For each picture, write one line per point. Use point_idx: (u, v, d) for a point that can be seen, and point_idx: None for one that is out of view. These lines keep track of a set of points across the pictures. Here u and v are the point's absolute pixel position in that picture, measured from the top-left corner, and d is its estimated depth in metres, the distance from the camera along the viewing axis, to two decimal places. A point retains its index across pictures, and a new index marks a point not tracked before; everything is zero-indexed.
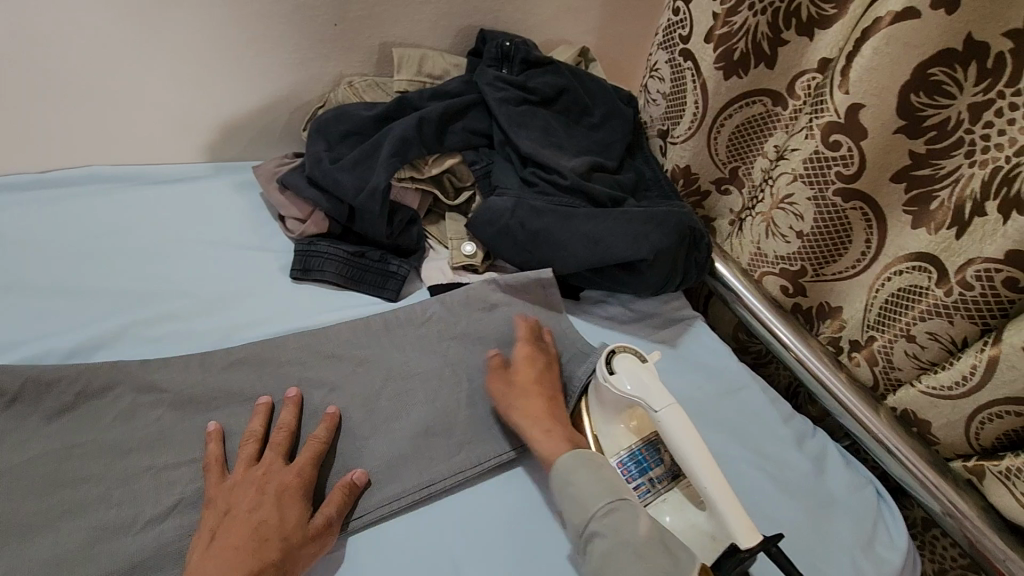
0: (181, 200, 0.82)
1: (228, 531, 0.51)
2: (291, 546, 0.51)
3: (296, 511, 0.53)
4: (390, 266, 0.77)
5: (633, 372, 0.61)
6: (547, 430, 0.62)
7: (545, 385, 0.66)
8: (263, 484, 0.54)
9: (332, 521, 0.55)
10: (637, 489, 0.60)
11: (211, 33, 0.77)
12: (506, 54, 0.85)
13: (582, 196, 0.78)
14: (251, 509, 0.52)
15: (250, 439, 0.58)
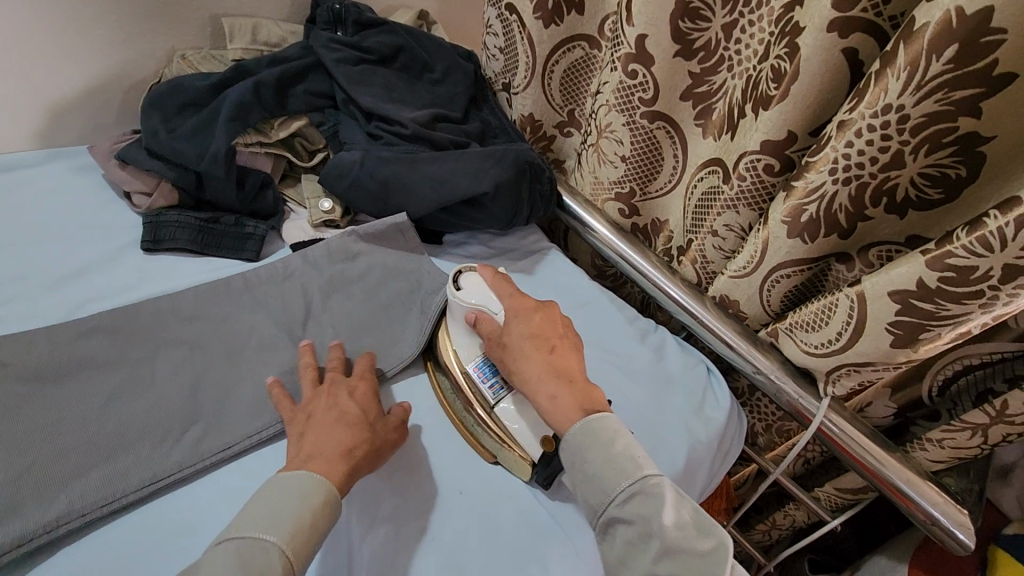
0: (12, 187, 0.78)
1: (315, 427, 0.59)
2: (375, 430, 0.61)
3: (369, 408, 0.63)
4: (246, 229, 0.80)
5: (475, 288, 0.72)
6: (551, 389, 0.63)
7: (551, 328, 0.68)
8: (332, 393, 0.63)
9: (401, 420, 0.65)
10: (490, 389, 0.68)
11: (19, 11, 0.74)
12: (338, 17, 0.88)
13: (425, 143, 0.84)
14: (328, 409, 0.61)
15: (309, 367, 0.66)
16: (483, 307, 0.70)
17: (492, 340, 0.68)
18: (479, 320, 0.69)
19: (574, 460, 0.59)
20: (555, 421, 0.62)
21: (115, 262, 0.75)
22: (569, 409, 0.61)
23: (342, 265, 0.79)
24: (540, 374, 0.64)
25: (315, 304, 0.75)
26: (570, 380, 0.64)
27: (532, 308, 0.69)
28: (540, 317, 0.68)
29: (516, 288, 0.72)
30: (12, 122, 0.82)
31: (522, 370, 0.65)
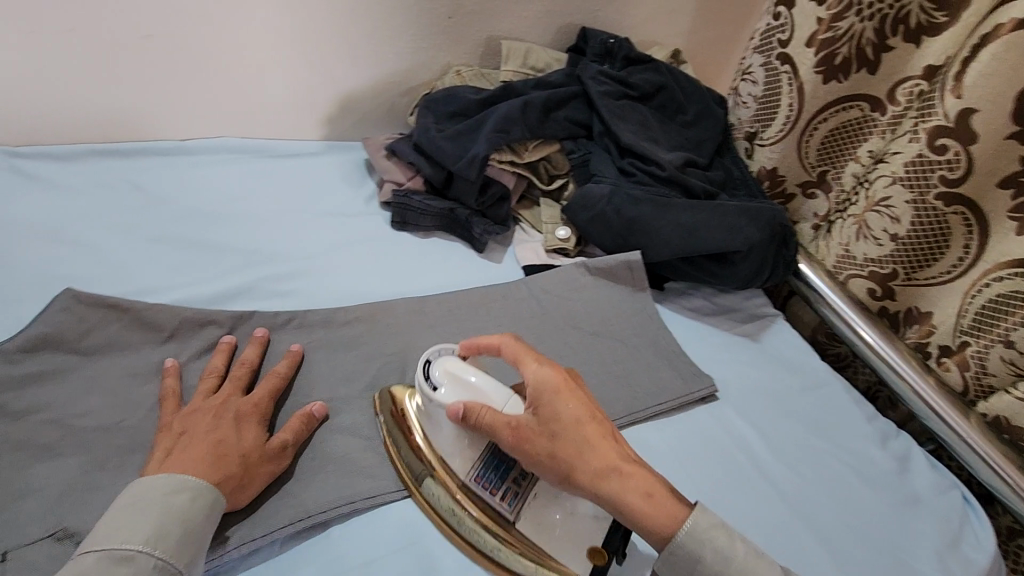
0: (300, 172, 0.87)
1: (183, 447, 0.51)
2: (252, 463, 0.52)
3: (253, 432, 0.54)
4: (473, 231, 0.83)
5: (464, 384, 0.55)
6: (643, 485, 0.50)
7: (591, 411, 0.53)
8: (221, 410, 0.54)
9: (288, 446, 0.55)
10: (505, 501, 0.54)
11: (343, 20, 0.82)
12: (609, 51, 0.89)
13: (678, 187, 0.82)
14: (206, 429, 0.52)
15: (211, 373, 0.58)
16: (486, 399, 0.54)
17: (529, 435, 0.52)
18: (490, 417, 0.53)
19: (665, 544, 0.50)
20: (648, 535, 0.50)
21: (375, 255, 0.80)
22: (647, 485, 0.51)
23: (570, 298, 0.80)
24: (608, 464, 0.51)
25: (546, 333, 0.76)
26: (635, 460, 0.53)
27: (564, 390, 0.53)
28: (574, 401, 0.53)
29: (538, 354, 0.56)
30: (308, 110, 0.89)
31: (602, 480, 0.51)
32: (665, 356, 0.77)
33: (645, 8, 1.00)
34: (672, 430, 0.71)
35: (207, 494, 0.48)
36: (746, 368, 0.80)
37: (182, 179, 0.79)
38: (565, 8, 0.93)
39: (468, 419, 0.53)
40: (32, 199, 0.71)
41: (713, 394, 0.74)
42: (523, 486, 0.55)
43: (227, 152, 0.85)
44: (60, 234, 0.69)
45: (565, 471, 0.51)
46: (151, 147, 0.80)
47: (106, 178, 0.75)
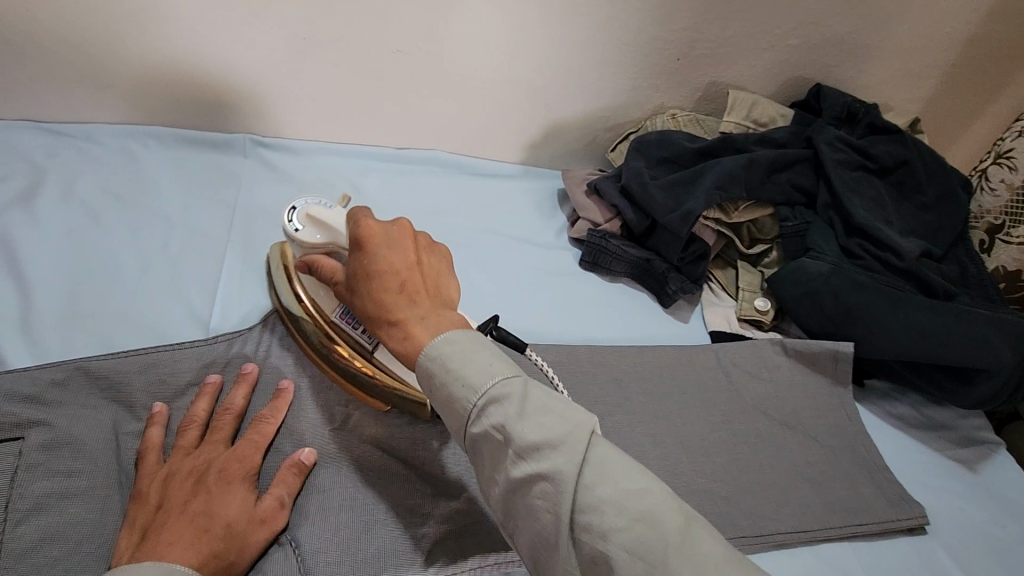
0: (494, 195, 0.87)
1: (163, 524, 0.44)
2: (239, 533, 0.45)
3: (241, 495, 0.47)
4: (667, 284, 0.78)
5: (319, 224, 0.54)
6: (402, 327, 0.46)
7: (409, 263, 0.48)
8: (201, 473, 0.47)
9: (283, 501, 0.49)
10: (365, 335, 0.56)
11: (576, 52, 0.79)
12: (851, 115, 0.81)
13: (911, 280, 0.73)
14: (186, 501, 0.45)
15: (230, 416, 0.53)
16: (332, 235, 0.54)
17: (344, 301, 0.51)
18: (318, 267, 0.54)
19: (439, 382, 0.44)
20: (400, 360, 0.47)
21: (563, 292, 0.78)
22: (433, 323, 0.46)
23: (761, 378, 0.73)
24: (380, 310, 0.47)
25: (732, 412, 0.70)
26: (439, 306, 0.48)
27: (369, 241, 0.48)
28: (377, 251, 0.48)
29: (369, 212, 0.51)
30: (514, 134, 0.88)
31: (388, 328, 0.47)
32: (865, 468, 0.68)
33: (887, 70, 0.90)
34: (871, 559, 0.62)
35: None
36: (957, 501, 0.69)
37: (392, 186, 0.83)
38: (799, 61, 0.86)
39: (315, 275, 0.54)
40: (271, 190, 0.76)
41: (922, 526, 0.64)
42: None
43: (433, 165, 0.87)
44: (288, 225, 0.73)
45: (368, 315, 0.48)
46: (371, 151, 0.84)
47: (331, 176, 0.80)
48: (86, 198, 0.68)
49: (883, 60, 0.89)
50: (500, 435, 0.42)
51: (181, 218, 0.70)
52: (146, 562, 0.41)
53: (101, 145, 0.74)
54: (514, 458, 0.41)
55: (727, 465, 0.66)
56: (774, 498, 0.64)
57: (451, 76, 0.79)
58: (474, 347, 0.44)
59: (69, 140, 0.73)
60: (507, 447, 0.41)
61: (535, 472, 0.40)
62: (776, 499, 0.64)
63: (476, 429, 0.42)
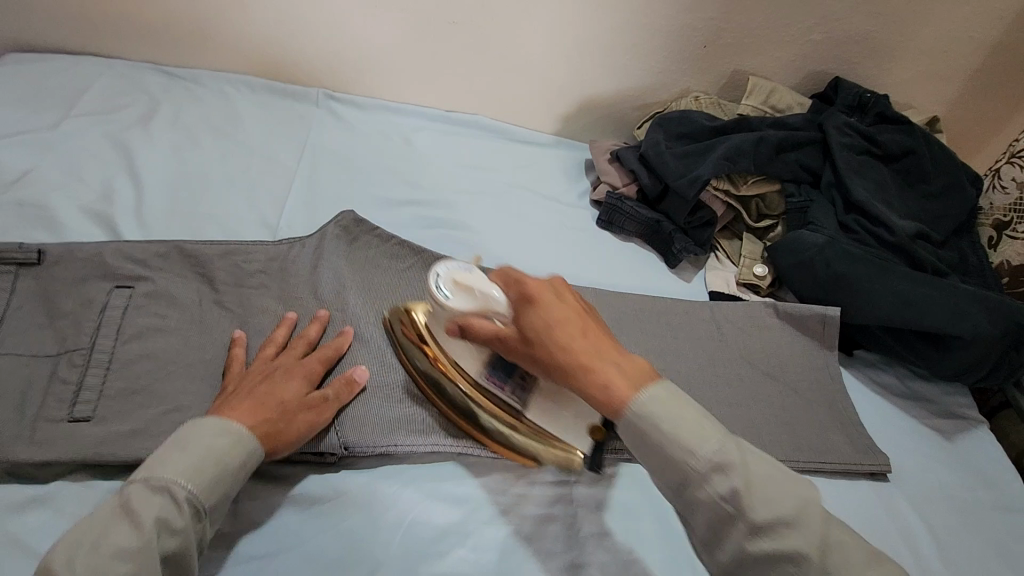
0: (528, 158, 0.97)
1: (234, 393, 0.55)
2: (287, 410, 0.55)
3: (296, 385, 0.57)
4: (673, 244, 0.87)
5: (469, 290, 0.57)
6: (604, 377, 0.50)
7: (586, 321, 0.53)
8: (272, 367, 0.59)
9: (329, 400, 0.58)
10: (513, 393, 0.60)
11: (611, 34, 0.89)
12: (863, 104, 0.87)
13: (902, 256, 0.78)
14: (256, 379, 0.56)
15: (303, 340, 0.62)
16: (485, 300, 0.56)
17: (514, 347, 0.56)
18: (472, 325, 0.57)
19: (651, 439, 0.48)
20: (601, 407, 0.50)
21: (576, 242, 0.88)
22: (626, 372, 0.50)
23: (751, 333, 0.80)
24: (565, 358, 0.52)
25: (718, 358, 0.78)
26: (650, 371, 0.51)
27: (538, 297, 0.54)
28: (548, 302, 0.54)
29: (522, 271, 0.56)
30: (551, 107, 0.98)
31: (582, 374, 0.51)
32: (838, 419, 0.74)
33: (910, 69, 0.95)
34: (831, 493, 0.69)
35: (249, 435, 0.51)
36: (925, 461, 0.74)
37: (439, 141, 0.94)
38: (822, 55, 0.93)
39: (464, 331, 0.58)
40: (336, 134, 0.89)
41: (882, 473, 0.70)
42: (527, 381, 0.59)
43: (476, 128, 0.98)
44: (347, 163, 0.86)
45: (571, 371, 0.51)
46: (425, 113, 0.96)
47: (388, 130, 0.93)
48: (191, 125, 0.83)
49: (906, 58, 0.94)
50: (728, 507, 0.45)
51: (263, 148, 0.84)
52: (217, 417, 0.52)
53: (205, 87, 0.89)
54: (748, 533, 0.45)
55: (707, 400, 0.73)
56: (745, 431, 0.71)
57: (499, 48, 0.90)
58: (677, 403, 0.48)
59: (179, 81, 0.89)
60: (735, 517, 0.45)
61: (715, 486, 0.46)
62: (748, 433, 0.71)
63: (702, 497, 0.46)
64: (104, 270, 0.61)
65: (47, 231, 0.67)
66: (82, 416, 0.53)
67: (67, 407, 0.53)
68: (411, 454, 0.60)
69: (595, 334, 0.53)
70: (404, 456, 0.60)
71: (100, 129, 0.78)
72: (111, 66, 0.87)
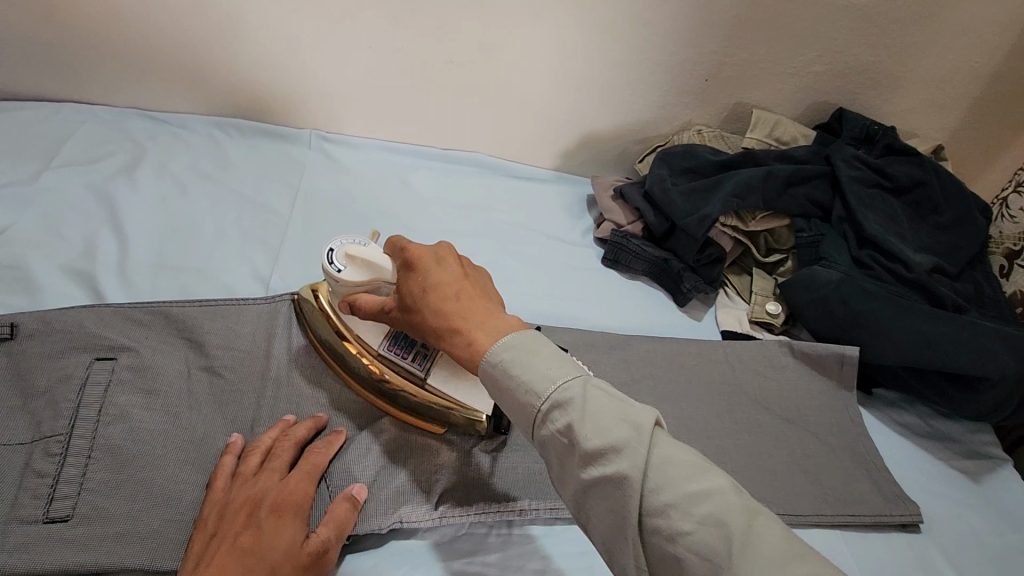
0: (529, 196, 0.95)
1: (215, 555, 0.46)
2: (284, 575, 0.47)
3: (288, 531, 0.48)
4: (682, 283, 0.84)
5: (363, 263, 0.58)
6: (466, 337, 0.51)
7: (454, 279, 0.54)
8: (254, 504, 0.50)
9: (328, 545, 0.49)
10: (415, 361, 0.58)
11: (610, 70, 0.87)
12: (870, 136, 0.86)
13: (920, 293, 0.76)
14: (237, 533, 0.47)
15: (291, 448, 0.54)
16: (376, 271, 0.58)
17: (395, 316, 0.56)
18: (368, 303, 0.58)
19: None
20: (466, 364, 0.51)
21: (582, 284, 0.85)
22: (490, 329, 0.51)
23: (767, 376, 0.77)
24: (442, 319, 0.52)
25: (736, 403, 0.74)
26: (492, 310, 0.53)
27: (421, 264, 0.55)
28: (428, 272, 0.54)
29: (408, 241, 0.57)
30: (550, 142, 0.96)
31: (450, 335, 0.52)
32: (863, 465, 0.71)
33: (912, 98, 0.94)
34: (860, 548, 0.65)
35: None
36: (956, 508, 0.70)
37: (436, 180, 0.92)
38: (824, 85, 0.91)
39: (362, 310, 0.58)
40: (331, 178, 0.86)
41: (914, 524, 0.67)
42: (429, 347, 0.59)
43: (474, 167, 0.96)
44: (342, 208, 0.83)
45: (434, 327, 0.53)
46: (421, 151, 0.94)
47: (384, 171, 0.90)
48: (178, 174, 0.80)
49: (908, 87, 0.93)
50: None
51: (253, 195, 0.81)
52: None
53: (193, 131, 0.87)
54: None
55: (725, 449, 0.70)
56: (769, 482, 0.68)
57: (496, 85, 0.88)
58: None
59: (167, 126, 0.86)
60: None
61: None
62: (771, 484, 0.68)
63: None
64: (84, 342, 0.56)
65: (24, 297, 0.63)
66: (59, 516, 0.48)
67: (42, 506, 0.48)
68: (421, 528, 0.56)
69: (472, 299, 0.53)
70: (413, 530, 0.56)
71: (82, 181, 0.75)
72: (95, 113, 0.85)
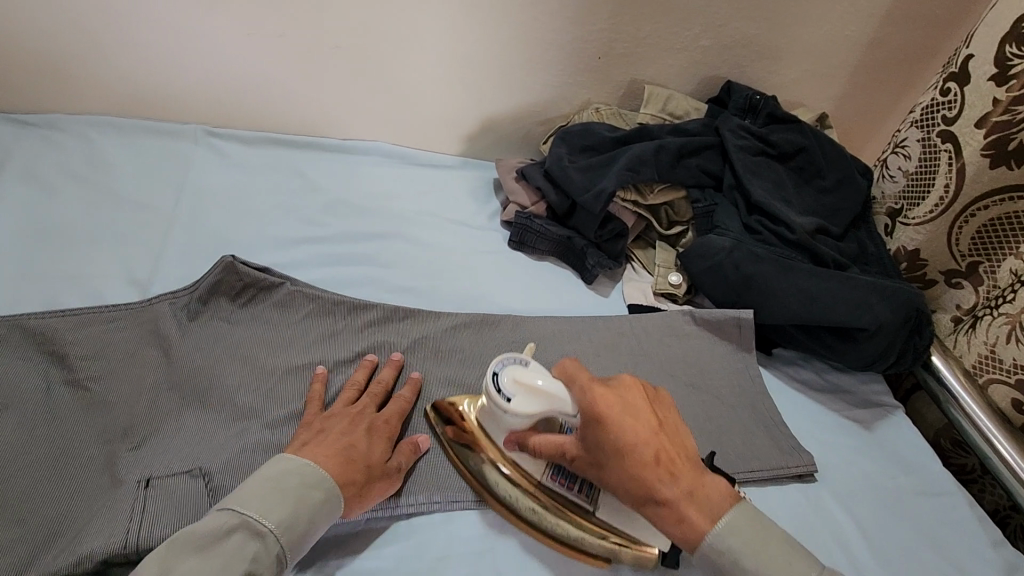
0: (434, 182, 0.93)
1: (321, 438, 0.56)
2: (373, 476, 0.55)
3: (378, 449, 0.57)
4: (587, 260, 0.85)
5: (533, 392, 0.57)
6: (680, 513, 0.52)
7: (648, 421, 0.55)
8: (355, 419, 0.59)
9: (400, 469, 0.58)
10: (580, 492, 0.59)
11: (503, 51, 0.87)
12: (754, 106, 0.88)
13: (805, 253, 0.79)
14: (344, 431, 0.57)
15: (354, 385, 0.63)
16: (550, 401, 0.57)
17: (581, 464, 0.56)
18: (542, 443, 0.59)
19: None
20: (682, 543, 0.53)
21: (488, 268, 0.84)
22: (705, 503, 0.53)
23: (670, 345, 0.79)
24: (667, 494, 0.52)
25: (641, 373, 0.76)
26: (695, 471, 0.54)
27: (608, 415, 0.54)
28: (624, 425, 0.54)
29: (588, 375, 0.56)
30: (453, 128, 0.95)
31: (653, 506, 0.53)
32: (762, 422, 0.74)
33: (796, 69, 0.98)
34: (760, 501, 0.68)
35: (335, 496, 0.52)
36: (850, 455, 0.74)
37: (334, 171, 0.89)
38: (712, 60, 0.94)
39: (538, 453, 0.59)
40: (219, 174, 0.82)
41: (809, 473, 0.70)
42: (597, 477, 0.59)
43: (376, 156, 0.93)
44: (232, 204, 0.79)
45: (630, 492, 0.54)
46: (318, 142, 0.91)
47: (278, 164, 0.87)
48: (45, 179, 0.75)
49: (791, 59, 0.97)
50: None
51: (131, 195, 0.76)
52: (306, 461, 0.53)
53: (62, 131, 0.81)
54: None
55: None
56: None
57: (390, 72, 0.86)
58: None
59: (32, 128, 0.80)
60: None
61: None
62: None
63: None
64: None
65: None
66: None
67: None
68: None
69: (680, 460, 0.54)
70: None
71: None
72: None
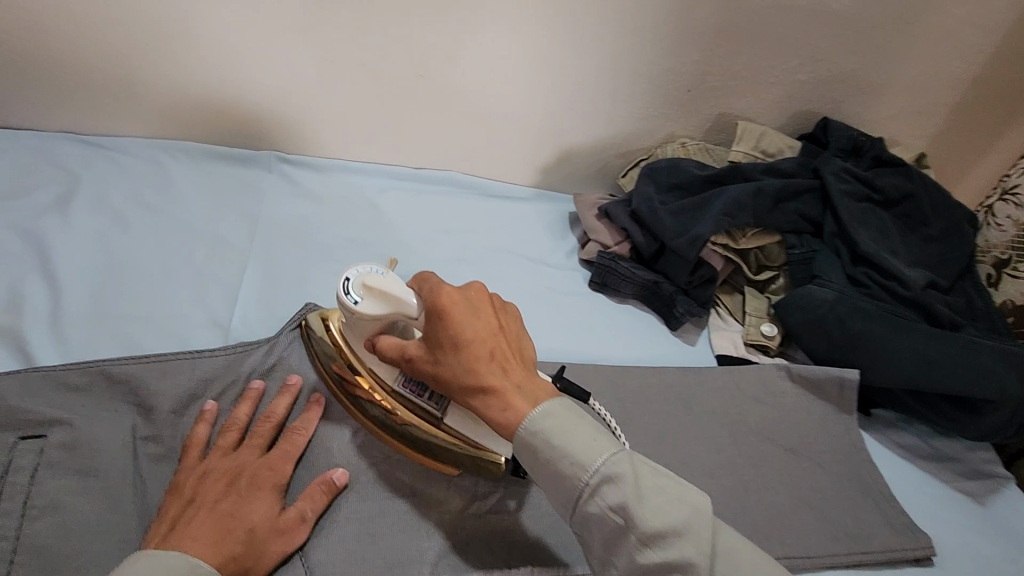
0: (505, 215, 0.89)
1: (191, 517, 0.46)
2: (261, 537, 0.47)
3: (266, 503, 0.49)
4: (676, 307, 0.80)
5: (381, 295, 0.53)
6: (505, 398, 0.47)
7: (495, 328, 0.50)
8: (234, 475, 0.50)
9: (306, 517, 0.50)
10: (432, 401, 0.54)
11: (587, 81, 0.83)
12: (857, 147, 0.84)
13: (918, 311, 0.74)
14: (217, 498, 0.48)
15: (234, 426, 0.54)
16: (396, 304, 0.52)
17: (416, 364, 0.51)
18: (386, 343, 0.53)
19: None
20: (501, 432, 0.48)
21: (571, 310, 0.80)
22: (529, 393, 0.48)
23: (766, 405, 0.73)
24: (476, 381, 0.48)
25: (739, 436, 0.70)
26: (527, 372, 0.49)
27: (452, 309, 0.49)
28: (460, 318, 0.49)
29: (441, 280, 0.51)
30: (528, 158, 0.91)
31: (479, 400, 0.48)
32: (869, 494, 0.68)
33: (893, 106, 0.93)
34: None
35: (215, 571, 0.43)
36: (965, 534, 0.68)
37: (407, 202, 0.85)
38: (807, 95, 0.89)
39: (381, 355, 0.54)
40: (293, 203, 0.79)
41: (927, 556, 0.64)
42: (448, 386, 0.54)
43: (447, 186, 0.90)
44: (307, 236, 0.76)
45: (461, 394, 0.49)
46: (390, 171, 0.88)
47: (350, 194, 0.83)
48: (117, 207, 0.72)
49: (889, 95, 0.91)
50: None
51: (205, 227, 0.73)
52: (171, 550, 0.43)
53: (133, 155, 0.78)
54: None
55: (730, 487, 0.66)
56: (782, 523, 0.64)
57: (467, 99, 0.82)
58: None
59: (103, 151, 0.78)
60: None
61: None
62: (784, 524, 0.64)
63: None
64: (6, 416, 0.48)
65: None
66: None
67: None
68: None
69: (513, 361, 0.49)
70: None
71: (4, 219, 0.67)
72: (19, 138, 0.76)
